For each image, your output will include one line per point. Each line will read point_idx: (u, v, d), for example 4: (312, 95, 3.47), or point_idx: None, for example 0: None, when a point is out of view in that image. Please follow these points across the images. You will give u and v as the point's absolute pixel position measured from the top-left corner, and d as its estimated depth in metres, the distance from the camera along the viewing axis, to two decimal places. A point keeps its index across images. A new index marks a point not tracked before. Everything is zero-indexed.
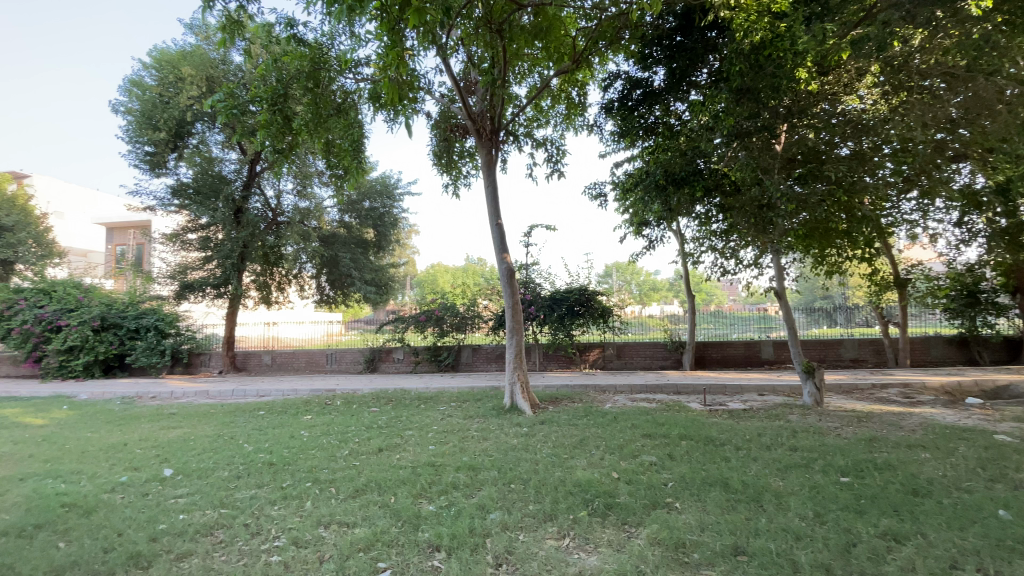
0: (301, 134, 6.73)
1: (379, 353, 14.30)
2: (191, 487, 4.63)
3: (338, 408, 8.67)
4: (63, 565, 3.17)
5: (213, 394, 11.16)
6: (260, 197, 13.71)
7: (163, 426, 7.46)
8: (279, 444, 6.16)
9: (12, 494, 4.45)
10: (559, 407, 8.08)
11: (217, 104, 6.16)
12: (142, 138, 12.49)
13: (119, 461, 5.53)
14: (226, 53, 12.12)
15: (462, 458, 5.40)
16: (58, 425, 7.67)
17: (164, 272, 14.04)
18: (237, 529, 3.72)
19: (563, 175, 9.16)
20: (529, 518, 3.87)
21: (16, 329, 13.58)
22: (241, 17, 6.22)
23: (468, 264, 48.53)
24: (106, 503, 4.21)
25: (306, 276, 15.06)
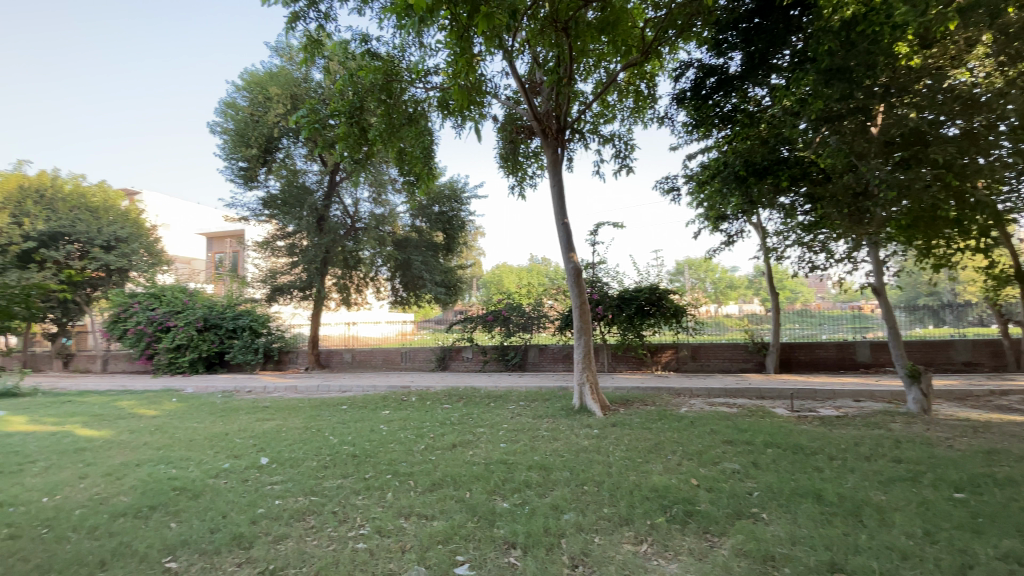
0: (376, 143, 7.06)
1: (449, 352, 14.70)
2: (284, 475, 5.01)
3: (413, 405, 9.02)
4: (177, 543, 3.52)
5: (301, 389, 12.04)
6: (340, 206, 14.66)
7: (258, 418, 8.13)
8: (360, 437, 6.51)
9: (135, 477, 5.02)
10: (631, 409, 7.87)
11: (302, 119, 6.63)
12: (237, 155, 13.70)
13: (221, 449, 6.09)
14: (308, 71, 13.03)
15: (534, 457, 5.42)
16: (170, 415, 8.58)
17: (257, 276, 15.32)
18: (325, 516, 3.97)
19: (632, 170, 8.93)
20: (604, 522, 3.80)
21: (133, 329, 15.38)
22: (321, 36, 6.66)
23: (534, 264, 48.70)
24: (212, 488, 4.65)
25: (381, 279, 15.82)
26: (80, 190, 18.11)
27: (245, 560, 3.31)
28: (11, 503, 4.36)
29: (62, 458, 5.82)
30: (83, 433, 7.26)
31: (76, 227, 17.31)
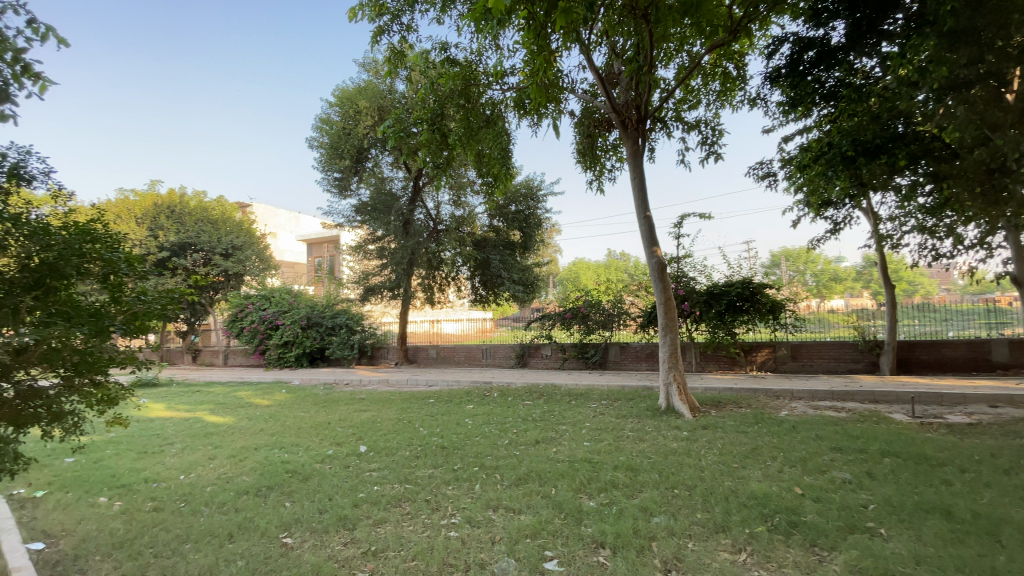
0: (456, 148, 7.27)
1: (529, 349, 14.83)
2: (381, 463, 5.35)
3: (496, 400, 9.22)
4: (291, 521, 3.89)
5: (392, 382, 12.81)
6: (423, 210, 15.34)
7: (355, 408, 8.76)
8: (448, 430, 6.78)
9: (255, 460, 5.62)
10: (724, 411, 7.44)
11: (388, 129, 6.99)
12: (332, 167, 14.81)
13: (325, 437, 6.63)
14: (392, 83, 13.72)
15: (620, 457, 5.31)
16: (281, 405, 9.50)
17: (351, 278, 16.42)
18: (419, 504, 4.18)
19: (721, 157, 8.44)
20: (697, 527, 3.64)
21: (249, 327, 17.25)
22: (403, 48, 6.97)
23: (613, 259, 47.63)
24: (318, 472, 5.08)
25: (462, 278, 16.32)
26: (203, 205, 20.56)
27: (349, 540, 3.57)
28: (158, 479, 5.06)
29: (196, 441, 6.66)
30: (211, 419, 8.25)
31: (201, 237, 19.67)
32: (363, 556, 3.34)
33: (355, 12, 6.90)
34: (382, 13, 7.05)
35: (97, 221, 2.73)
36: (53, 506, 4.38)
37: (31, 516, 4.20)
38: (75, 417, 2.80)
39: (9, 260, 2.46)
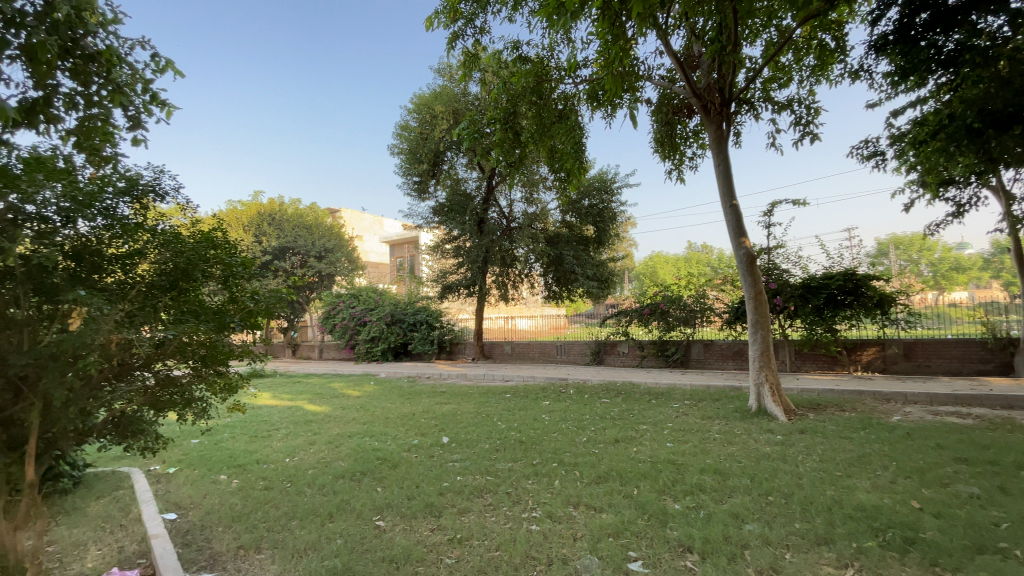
0: (528, 145, 7.29)
1: (604, 346, 14.62)
2: (462, 454, 5.54)
3: (572, 397, 9.18)
4: (382, 505, 4.15)
5: (470, 376, 13.24)
6: (497, 209, 15.61)
7: (437, 401, 9.14)
8: (526, 425, 6.87)
9: (348, 446, 6.05)
10: (823, 415, 6.85)
11: (463, 131, 7.18)
12: (411, 171, 15.48)
13: (410, 427, 6.98)
14: (466, 86, 14.04)
15: (706, 459, 5.08)
16: (369, 396, 10.15)
17: (430, 276, 17.09)
18: (501, 496, 4.28)
19: (818, 137, 7.75)
20: (796, 538, 3.39)
21: (340, 323, 18.63)
22: (477, 51, 7.09)
23: (692, 252, 45.50)
24: (406, 460, 5.37)
25: (535, 275, 16.41)
26: (299, 212, 22.43)
27: (436, 527, 3.74)
28: (267, 461, 5.61)
29: (297, 427, 7.30)
30: (310, 407, 9.00)
31: (298, 242, 21.51)
32: (450, 543, 3.48)
33: (431, 20, 7.14)
34: (456, 18, 7.24)
35: (219, 229, 2.82)
36: (183, 481, 5.00)
37: (166, 489, 4.82)
38: (202, 403, 2.92)
39: (149, 264, 2.54)
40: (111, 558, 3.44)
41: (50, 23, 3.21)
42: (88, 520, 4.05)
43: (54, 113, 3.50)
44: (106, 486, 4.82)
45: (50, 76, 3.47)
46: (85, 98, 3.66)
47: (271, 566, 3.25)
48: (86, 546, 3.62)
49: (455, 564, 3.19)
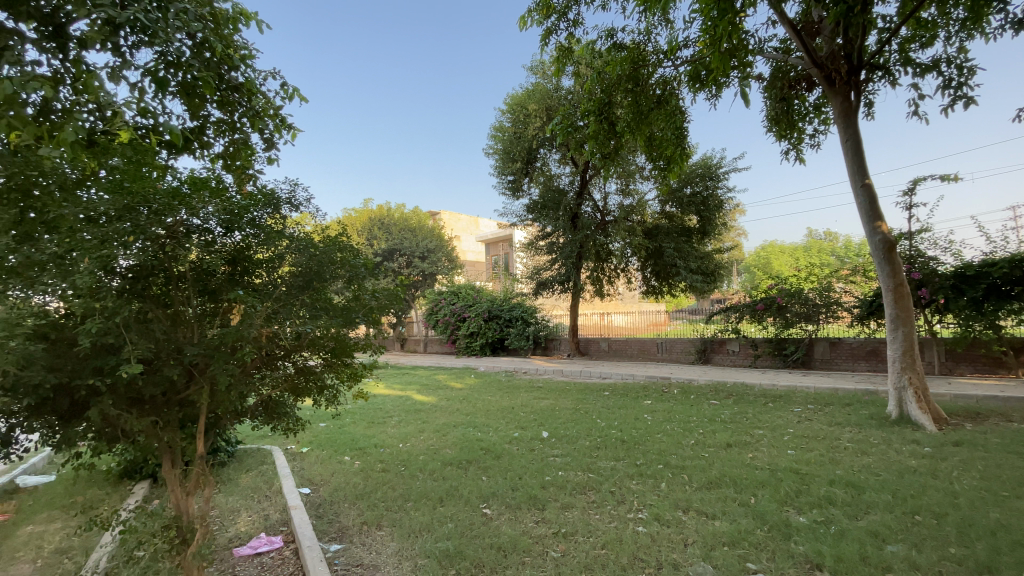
0: (625, 135, 6.99)
1: (712, 344, 13.78)
2: (563, 450, 5.54)
3: (677, 397, 8.78)
4: (488, 494, 4.29)
5: (567, 372, 13.27)
6: (591, 203, 15.39)
7: (536, 396, 9.26)
8: (627, 424, 6.69)
9: (454, 436, 6.35)
10: (985, 426, 5.83)
11: (556, 126, 7.06)
12: (506, 171, 15.78)
13: (511, 420, 7.14)
14: (558, 81, 14.01)
15: (836, 471, 4.56)
16: (471, 389, 10.58)
17: (524, 273, 17.22)
18: (604, 494, 4.21)
19: (975, 101, 6.57)
20: (951, 564, 2.92)
21: (442, 319, 19.74)
22: (569, 43, 6.95)
23: (811, 239, 41.03)
24: (508, 452, 5.52)
25: (632, 269, 15.92)
26: (403, 215, 24.21)
27: (541, 519, 3.79)
28: (383, 446, 6.08)
29: (408, 416, 7.84)
30: (419, 398, 9.60)
31: (404, 243, 23.32)
32: (555, 537, 3.51)
33: (525, 19, 7.20)
34: (549, 14, 7.24)
35: (344, 234, 3.07)
36: (314, 460, 5.61)
37: (301, 466, 5.44)
38: (332, 390, 3.25)
39: (287, 266, 2.83)
40: (260, 524, 3.96)
41: (203, 62, 3.73)
42: (241, 489, 4.70)
43: (206, 140, 4.13)
44: (253, 461, 5.56)
45: (203, 108, 4.09)
46: (231, 123, 4.24)
47: (391, 543, 3.51)
48: (241, 512, 4.20)
49: (561, 558, 3.20)
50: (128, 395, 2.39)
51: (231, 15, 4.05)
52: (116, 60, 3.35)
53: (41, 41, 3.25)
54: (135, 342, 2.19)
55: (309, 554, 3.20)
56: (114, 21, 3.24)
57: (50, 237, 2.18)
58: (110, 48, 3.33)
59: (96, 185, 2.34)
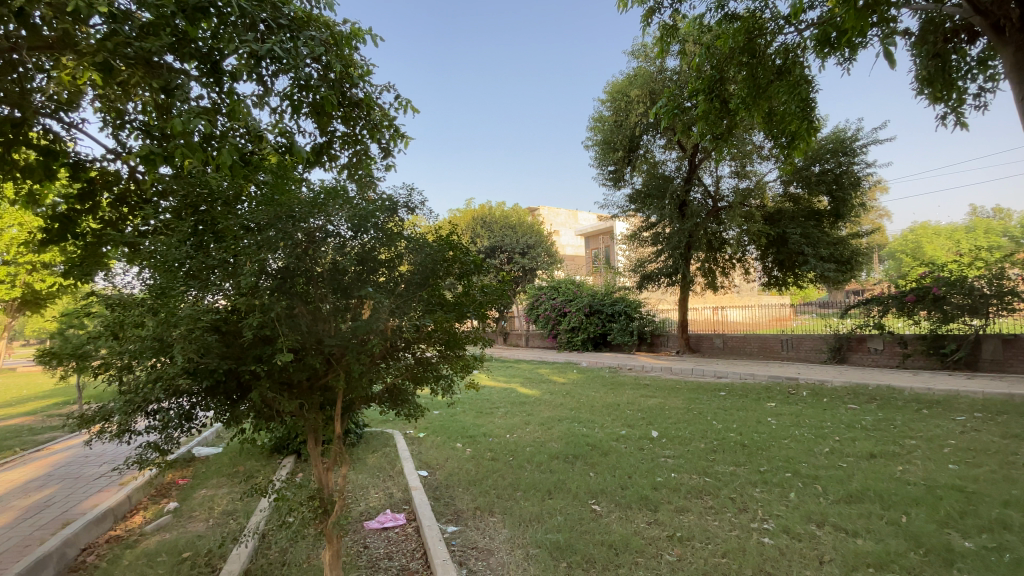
0: (739, 112, 6.36)
1: (849, 341, 12.21)
2: (675, 450, 5.30)
3: (805, 399, 7.93)
4: (597, 491, 4.24)
5: (676, 371, 12.62)
6: (700, 189, 14.48)
7: (643, 393, 8.96)
8: (747, 427, 6.20)
9: (560, 430, 6.38)
10: None
11: (660, 110, 6.63)
12: (607, 161, 15.37)
13: (618, 418, 6.98)
14: (662, 62, 13.34)
15: (1014, 491, 3.81)
16: (574, 384, 10.53)
17: (627, 266, 16.68)
18: (723, 500, 3.95)
19: None
20: None
21: (543, 314, 19.89)
22: (674, 20, 6.46)
23: (974, 218, 34.59)
24: (615, 449, 5.41)
25: (750, 259, 14.81)
26: (504, 213, 24.96)
27: (653, 520, 3.66)
28: (492, 435, 6.30)
29: (513, 408, 8.03)
30: (523, 391, 9.79)
31: (505, 241, 24.10)
32: (670, 540, 3.37)
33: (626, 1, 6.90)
34: None
35: (454, 232, 3.20)
36: (429, 445, 5.99)
37: (419, 450, 5.84)
38: (447, 380, 3.42)
39: (406, 265, 2.98)
40: (386, 501, 4.33)
41: (329, 82, 4.13)
42: (368, 468, 5.18)
43: (333, 152, 4.58)
44: (378, 443, 6.09)
45: (330, 125, 4.54)
46: (353, 137, 4.64)
47: (503, 529, 3.63)
48: (369, 489, 4.63)
49: (677, 562, 3.07)
50: (281, 379, 2.73)
51: (350, 36, 4.43)
52: (260, 87, 3.86)
53: (204, 78, 3.85)
54: (285, 334, 2.49)
55: (429, 532, 3.42)
56: (257, 55, 3.73)
57: (216, 245, 2.55)
58: (254, 78, 3.84)
59: (249, 199, 2.66)
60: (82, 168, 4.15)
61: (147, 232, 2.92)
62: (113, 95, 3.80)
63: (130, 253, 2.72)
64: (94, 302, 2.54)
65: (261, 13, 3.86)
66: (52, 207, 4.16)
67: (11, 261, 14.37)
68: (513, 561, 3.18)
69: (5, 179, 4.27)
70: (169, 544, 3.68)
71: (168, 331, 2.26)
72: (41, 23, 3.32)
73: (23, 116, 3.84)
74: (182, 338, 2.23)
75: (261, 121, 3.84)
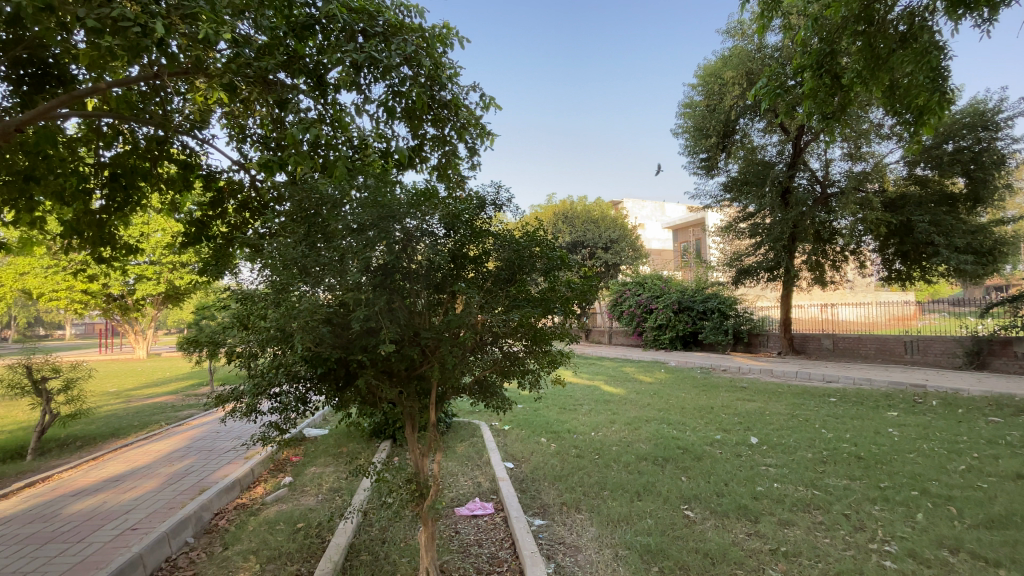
0: (854, 88, 5.66)
1: (990, 345, 10.72)
2: (778, 459, 4.91)
3: (936, 410, 6.97)
4: (689, 496, 4.05)
5: (777, 373, 11.72)
6: (807, 173, 13.24)
7: (739, 397, 8.40)
8: (863, 437, 5.58)
9: (648, 430, 6.18)
10: None
11: (760, 91, 6.11)
12: (698, 149, 14.56)
13: (712, 421, 6.61)
14: (762, 39, 12.32)
15: None
16: (663, 383, 10.14)
17: (721, 260, 15.72)
18: (835, 516, 3.59)
19: None
20: None
21: (628, 310, 19.39)
22: None
23: None
24: (710, 454, 5.12)
25: (866, 250, 13.40)
26: (586, 207, 24.66)
27: (754, 532, 3.43)
28: (577, 432, 6.27)
29: (599, 405, 7.91)
30: (609, 388, 9.60)
31: (587, 235, 23.85)
32: (772, 554, 3.13)
33: None
34: None
35: (541, 227, 3.18)
36: (515, 438, 6.08)
37: (505, 442, 5.96)
38: (533, 374, 3.42)
39: (493, 261, 3.06)
40: (475, 490, 4.47)
41: (420, 86, 4.30)
42: (457, 456, 5.37)
43: (424, 154, 4.78)
44: (466, 433, 6.30)
45: (421, 128, 4.74)
46: (442, 138, 4.79)
47: (591, 527, 3.59)
48: (458, 476, 4.80)
49: None
50: (383, 368, 2.90)
51: (439, 41, 4.57)
52: (359, 95, 4.12)
53: (311, 91, 4.18)
54: (387, 327, 2.64)
55: (516, 524, 3.46)
56: (357, 65, 3.98)
57: (326, 245, 2.74)
58: (355, 88, 4.11)
59: (352, 201, 2.83)
60: (213, 179, 4.72)
61: (266, 234, 3.22)
62: (237, 112, 4.26)
63: (251, 254, 3.02)
64: (227, 297, 2.87)
65: (359, 25, 4.10)
66: (191, 213, 4.77)
67: (158, 260, 16.76)
68: (602, 560, 3.13)
69: (153, 190, 4.96)
70: (286, 514, 4.08)
71: (289, 322, 2.49)
72: (179, 52, 3.76)
73: (166, 135, 4.42)
74: (301, 329, 2.45)
75: (360, 127, 4.11)
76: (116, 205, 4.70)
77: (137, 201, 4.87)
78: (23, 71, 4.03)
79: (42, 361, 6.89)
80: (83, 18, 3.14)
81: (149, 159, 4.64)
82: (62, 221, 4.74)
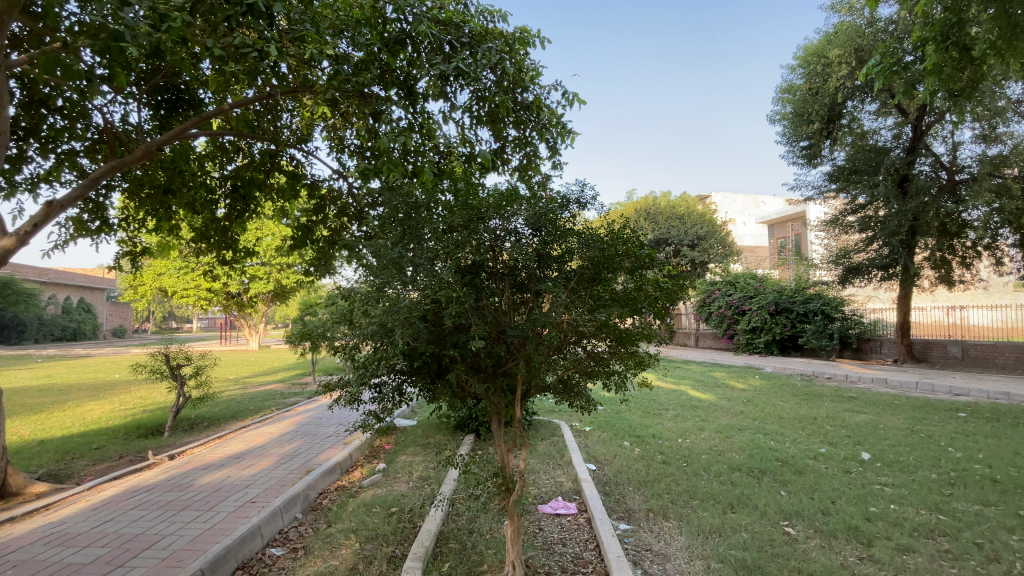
0: (988, 59, 4.89)
1: None
2: (895, 478, 4.40)
3: None
4: (790, 511, 3.76)
5: (892, 384, 10.51)
6: (929, 159, 11.81)
7: (847, 408, 7.63)
8: (1002, 459, 4.84)
9: (740, 440, 5.82)
10: None
11: (872, 69, 5.45)
12: (798, 137, 13.42)
13: (815, 433, 6.06)
14: (874, 12, 11.12)
15: None
16: (756, 391, 9.48)
17: (824, 258, 14.38)
18: (965, 545, 3.16)
19: None
20: None
21: (717, 312, 18.35)
22: None
23: None
24: (813, 469, 4.71)
25: (1004, 245, 11.68)
26: (671, 204, 23.72)
27: (865, 556, 3.11)
28: (662, 437, 6.05)
29: (686, 411, 7.57)
30: (698, 394, 9.15)
31: (671, 232, 22.95)
32: None
33: None
34: None
35: (627, 224, 3.09)
36: (597, 439, 6.00)
37: (587, 443, 5.90)
38: (619, 375, 3.33)
39: (577, 260, 3.00)
40: (557, 489, 4.47)
41: (503, 91, 4.37)
42: (539, 454, 5.41)
43: (507, 156, 4.87)
44: (547, 432, 6.32)
45: (505, 131, 4.84)
46: (524, 139, 4.84)
47: (680, 537, 3.45)
48: (541, 474, 4.83)
49: None
50: (472, 363, 2.99)
51: (521, 44, 4.62)
52: (445, 102, 4.28)
53: (402, 101, 4.41)
54: (476, 323, 2.73)
55: (601, 527, 3.42)
56: (445, 74, 4.15)
57: (418, 243, 2.86)
58: (442, 96, 4.28)
59: (442, 204, 2.94)
60: (317, 187, 5.14)
61: (364, 237, 3.44)
62: (336, 124, 4.61)
63: (350, 255, 3.24)
64: (332, 295, 3.11)
65: (447, 36, 4.24)
66: (297, 219, 5.24)
67: (268, 261, 18.51)
68: (692, 570, 3.01)
69: (267, 200, 5.51)
70: (381, 498, 4.36)
71: (388, 318, 2.66)
72: (289, 73, 4.14)
73: (277, 148, 4.89)
74: (400, 324, 2.61)
75: (447, 133, 4.29)
76: (236, 213, 5.29)
77: (254, 210, 5.44)
78: (161, 97, 4.65)
79: (178, 350, 7.92)
80: (210, 48, 3.57)
81: (264, 171, 5.16)
82: (194, 229, 5.42)
